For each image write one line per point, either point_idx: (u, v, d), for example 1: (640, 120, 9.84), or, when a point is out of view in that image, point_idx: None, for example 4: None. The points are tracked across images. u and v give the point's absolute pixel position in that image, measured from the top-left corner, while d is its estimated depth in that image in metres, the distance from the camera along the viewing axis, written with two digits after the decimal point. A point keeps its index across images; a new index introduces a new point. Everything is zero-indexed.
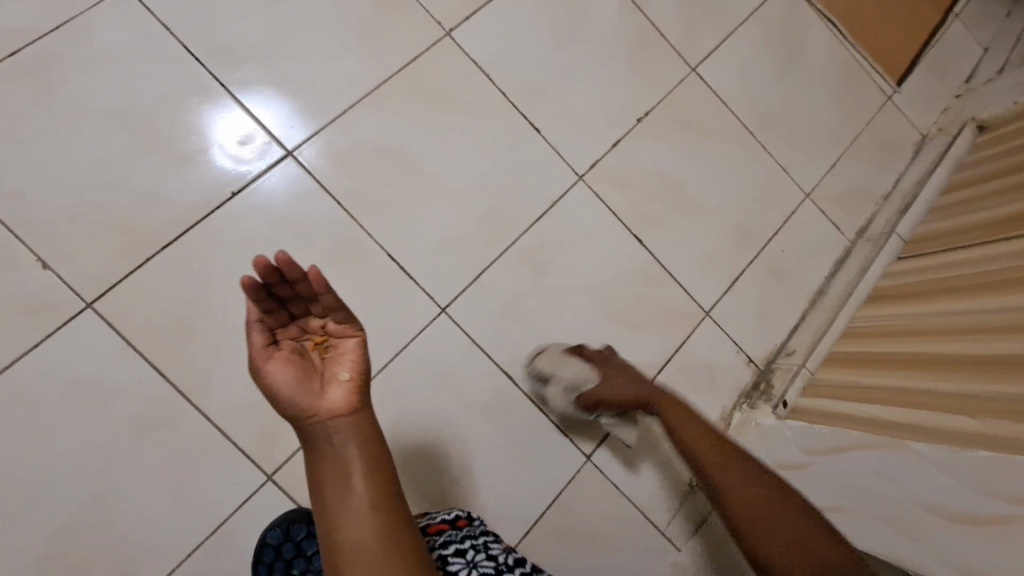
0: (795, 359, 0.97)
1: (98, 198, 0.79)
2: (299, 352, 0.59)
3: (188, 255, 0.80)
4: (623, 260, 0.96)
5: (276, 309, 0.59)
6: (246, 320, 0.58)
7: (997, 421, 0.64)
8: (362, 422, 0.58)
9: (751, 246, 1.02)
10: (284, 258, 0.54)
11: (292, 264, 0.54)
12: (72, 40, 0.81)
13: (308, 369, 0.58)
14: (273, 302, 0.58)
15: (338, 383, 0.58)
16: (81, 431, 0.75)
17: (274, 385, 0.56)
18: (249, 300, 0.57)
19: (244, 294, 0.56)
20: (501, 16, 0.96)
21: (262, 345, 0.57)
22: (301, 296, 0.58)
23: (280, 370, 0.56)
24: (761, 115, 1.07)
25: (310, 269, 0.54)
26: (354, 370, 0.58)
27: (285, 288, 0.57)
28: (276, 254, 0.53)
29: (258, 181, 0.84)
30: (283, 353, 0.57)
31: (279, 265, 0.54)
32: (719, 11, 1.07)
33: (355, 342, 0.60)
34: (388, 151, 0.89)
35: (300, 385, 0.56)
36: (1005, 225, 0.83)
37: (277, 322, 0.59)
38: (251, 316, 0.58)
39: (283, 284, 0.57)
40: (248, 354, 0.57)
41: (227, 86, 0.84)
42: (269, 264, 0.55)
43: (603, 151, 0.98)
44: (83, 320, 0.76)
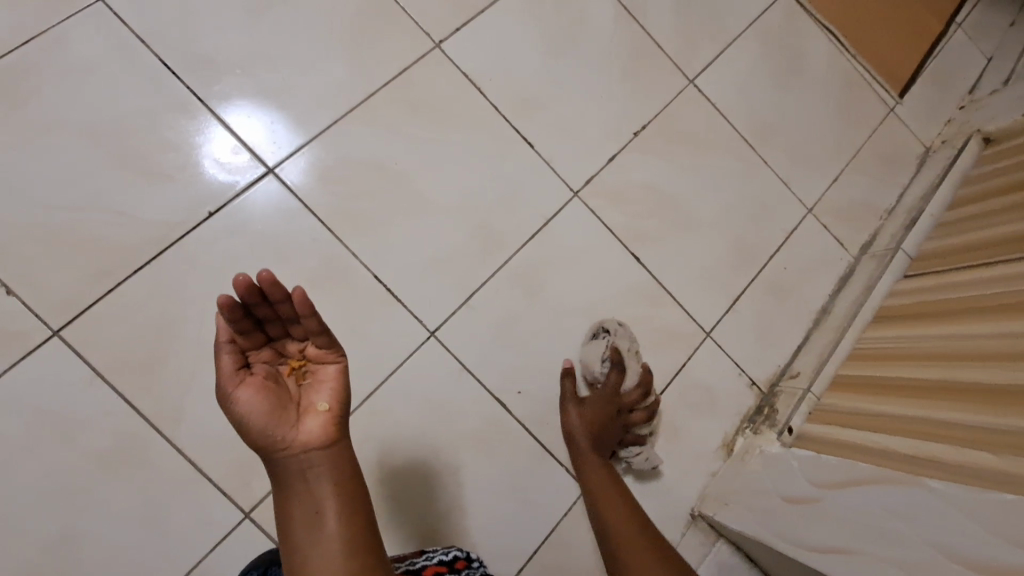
0: (800, 382, 0.93)
1: (67, 219, 0.75)
2: (274, 377, 0.57)
3: (162, 278, 0.76)
4: (621, 279, 0.92)
5: (251, 331, 0.57)
6: (218, 341, 0.55)
7: (1015, 458, 0.60)
8: (338, 453, 0.57)
9: (752, 263, 0.98)
10: (270, 279, 0.53)
11: (277, 285, 0.53)
12: (43, 53, 0.77)
13: (283, 397, 0.56)
14: (250, 324, 0.56)
15: (315, 412, 0.57)
16: (45, 467, 0.70)
17: (247, 414, 0.54)
18: (224, 320, 0.55)
19: (220, 314, 0.54)
20: (493, 27, 0.93)
21: (234, 369, 0.55)
22: (280, 318, 0.57)
23: (253, 398, 0.54)
24: (762, 129, 1.03)
25: (295, 292, 0.54)
26: (333, 399, 0.58)
27: (265, 308, 0.56)
28: (260, 274, 0.53)
29: (237, 200, 0.80)
30: (256, 379, 0.56)
31: (262, 285, 0.53)
32: (718, 22, 1.04)
33: (335, 369, 0.59)
34: (375, 166, 0.85)
35: (273, 414, 0.55)
36: (1014, 244, 0.80)
37: (250, 345, 0.57)
38: (222, 337, 0.55)
39: (263, 305, 0.56)
40: (217, 378, 0.55)
41: (207, 100, 0.81)
42: (251, 285, 0.54)
43: (599, 165, 0.94)
44: (48, 348, 0.72)
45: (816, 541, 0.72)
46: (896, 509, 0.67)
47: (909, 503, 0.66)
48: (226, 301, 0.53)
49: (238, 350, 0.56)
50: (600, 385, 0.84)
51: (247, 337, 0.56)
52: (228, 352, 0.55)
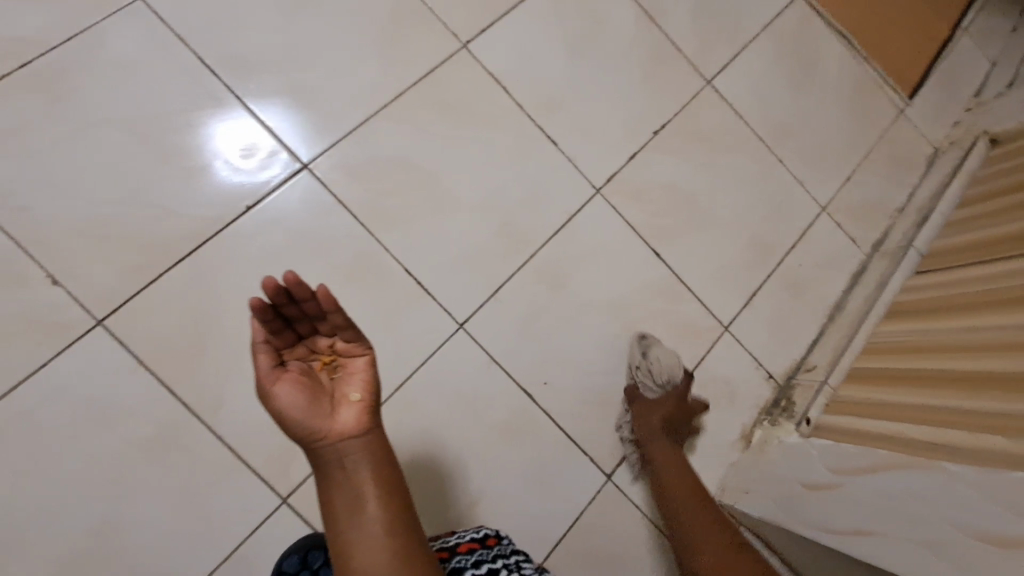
0: (816, 375, 0.96)
1: (109, 212, 0.77)
2: (307, 373, 0.57)
3: (201, 271, 0.78)
4: (641, 275, 0.95)
5: (283, 330, 0.57)
6: (251, 341, 0.56)
7: None
8: (375, 443, 0.56)
9: (768, 259, 1.01)
10: (295, 278, 0.54)
11: (302, 283, 0.54)
12: (86, 51, 0.79)
13: (317, 391, 0.56)
14: (280, 323, 0.57)
15: (349, 403, 0.57)
16: (90, 453, 0.72)
17: (283, 409, 0.54)
18: (255, 321, 0.56)
19: (251, 315, 0.55)
20: (517, 28, 0.95)
21: (269, 366, 0.56)
22: (308, 315, 0.58)
23: (288, 393, 0.55)
24: (776, 129, 1.06)
25: (321, 288, 0.54)
26: (365, 390, 0.57)
27: (293, 307, 0.56)
28: (284, 274, 0.53)
29: (273, 195, 0.82)
30: (290, 375, 0.56)
31: (288, 284, 0.54)
32: (734, 24, 1.07)
33: (365, 362, 0.59)
34: (406, 163, 0.87)
35: (308, 407, 0.55)
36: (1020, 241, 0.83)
37: (283, 344, 0.58)
38: (256, 337, 0.56)
39: (291, 304, 0.56)
40: (253, 376, 0.55)
41: (242, 97, 0.83)
42: (278, 284, 0.55)
43: (620, 164, 0.97)
44: (92, 338, 0.74)
45: (839, 524, 0.75)
46: (913, 491, 0.70)
47: (926, 485, 0.68)
48: (257, 302, 0.54)
49: (271, 349, 0.57)
50: (675, 388, 0.87)
51: (278, 335, 0.57)
52: (262, 351, 0.56)
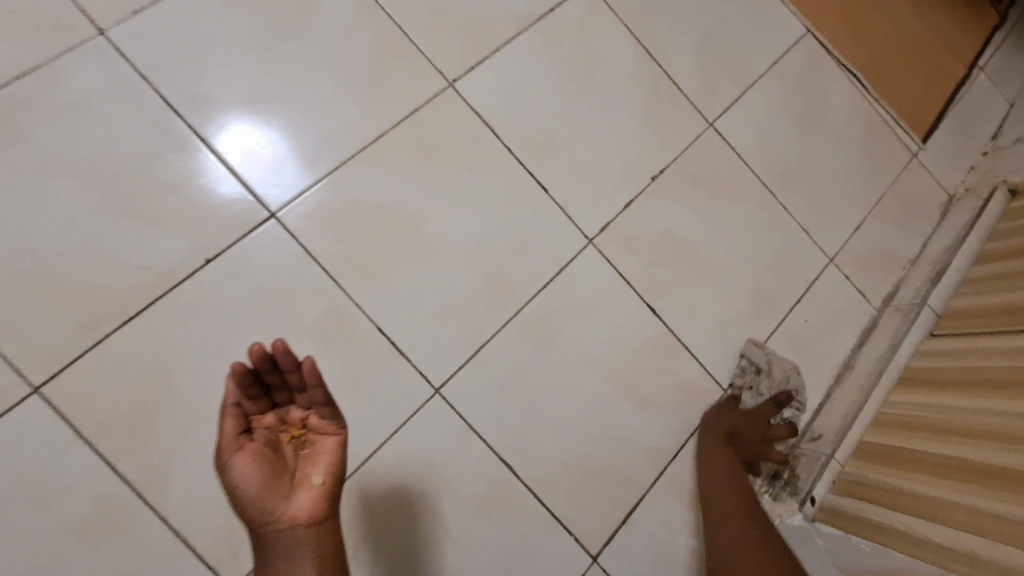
0: (822, 447, 0.89)
1: (54, 266, 0.70)
2: (274, 444, 0.55)
3: (154, 330, 0.72)
4: (636, 332, 0.87)
5: (257, 395, 0.55)
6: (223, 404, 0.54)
7: None
8: (325, 532, 0.55)
9: (772, 315, 0.94)
10: (285, 349, 0.51)
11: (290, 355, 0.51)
12: (32, 89, 0.73)
13: (278, 469, 0.54)
14: (257, 389, 0.54)
15: (309, 486, 0.55)
16: (20, 536, 0.65)
17: (239, 484, 0.53)
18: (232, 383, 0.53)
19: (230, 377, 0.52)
20: (509, 64, 0.89)
21: (235, 434, 0.54)
22: (288, 384, 0.55)
23: (247, 468, 0.53)
24: (783, 175, 1.00)
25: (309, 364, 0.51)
26: (328, 474, 0.56)
27: (275, 371, 0.53)
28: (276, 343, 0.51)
29: (235, 246, 0.75)
30: (254, 448, 0.54)
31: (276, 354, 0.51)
32: (738, 63, 1.01)
33: (334, 442, 0.57)
34: (382, 210, 0.81)
35: (266, 487, 0.53)
36: None
37: (254, 408, 0.56)
38: (229, 400, 0.54)
39: (273, 372, 0.54)
40: (216, 442, 0.53)
41: (208, 139, 0.77)
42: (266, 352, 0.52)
43: (615, 212, 0.90)
44: (27, 406, 0.67)
45: None
46: None
47: None
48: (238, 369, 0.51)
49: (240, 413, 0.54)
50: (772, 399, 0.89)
51: (252, 401, 0.55)
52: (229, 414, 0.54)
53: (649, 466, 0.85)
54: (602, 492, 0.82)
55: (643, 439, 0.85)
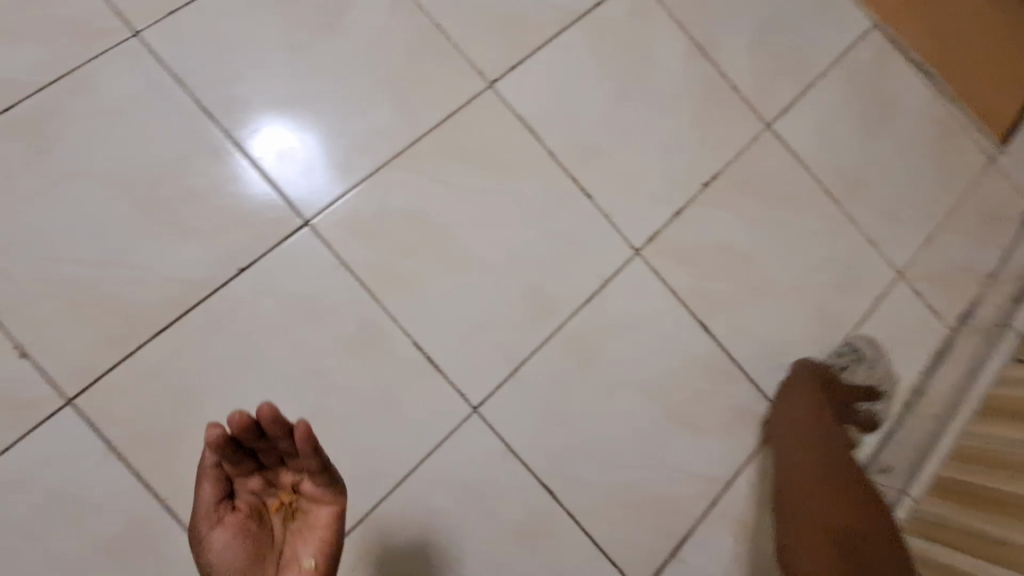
0: (893, 481, 0.84)
1: (88, 274, 0.69)
2: (257, 515, 0.55)
3: (186, 342, 0.70)
4: (686, 351, 0.82)
5: (243, 461, 0.54)
6: (206, 471, 0.54)
7: None
8: None
9: (834, 333, 0.87)
10: (271, 413, 0.51)
11: (278, 420, 0.52)
12: (70, 94, 0.71)
13: (263, 542, 0.54)
14: (242, 455, 0.54)
15: (298, 565, 0.54)
16: (52, 551, 0.64)
17: (221, 558, 0.52)
18: (215, 450, 0.53)
19: (210, 444, 0.53)
20: (552, 64, 0.84)
21: (218, 503, 0.54)
22: (276, 451, 0.54)
23: (229, 540, 0.53)
24: (847, 181, 0.92)
25: (300, 430, 0.51)
26: (319, 551, 0.54)
27: (259, 441, 0.53)
28: (261, 408, 0.51)
29: (269, 255, 0.73)
30: (238, 518, 0.54)
31: (264, 420, 0.52)
32: (799, 60, 0.94)
33: (328, 514, 0.55)
34: (418, 218, 0.77)
35: (250, 563, 0.53)
36: None
37: (239, 473, 0.55)
38: (212, 467, 0.54)
39: (260, 439, 0.53)
40: (199, 511, 0.53)
41: (242, 143, 0.74)
42: (251, 419, 0.52)
43: (664, 220, 0.84)
44: (61, 418, 0.66)
45: None
46: None
47: None
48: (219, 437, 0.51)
49: (223, 482, 0.54)
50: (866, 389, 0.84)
51: (236, 467, 0.54)
52: (210, 483, 0.54)
53: (699, 496, 0.79)
54: (647, 523, 0.77)
55: (693, 466, 0.79)
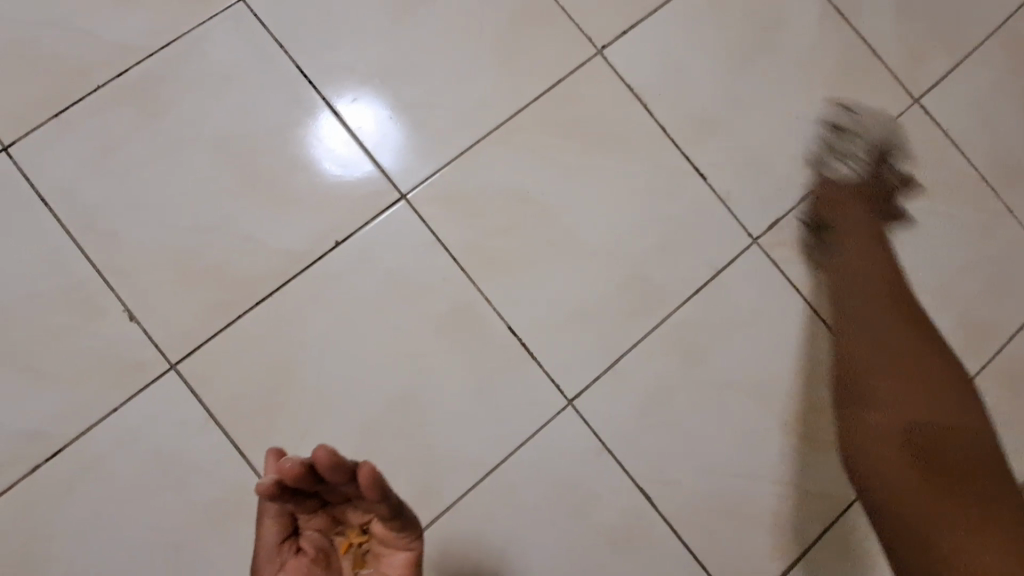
0: None
1: (192, 241, 0.69)
2: (324, 558, 0.47)
3: (283, 313, 0.69)
4: (806, 352, 0.73)
5: (302, 501, 0.46)
6: (260, 510, 0.47)
7: None
8: None
9: (983, 344, 0.75)
10: (329, 458, 0.43)
11: (338, 468, 0.43)
12: (179, 59, 0.71)
13: None
14: (299, 495, 0.46)
15: None
16: (155, 512, 0.65)
17: None
18: (267, 493, 0.45)
19: (263, 486, 0.45)
20: (667, 30, 0.77)
21: (279, 545, 0.47)
22: (339, 491, 0.46)
23: None
24: (1006, 168, 0.79)
25: (362, 477, 0.42)
26: None
27: (317, 485, 0.45)
28: (316, 453, 0.42)
29: (365, 229, 0.70)
30: (302, 563, 0.47)
31: (320, 466, 0.43)
32: (954, 27, 0.81)
33: (404, 559, 0.48)
34: (517, 195, 0.72)
35: None
36: None
37: (300, 511, 0.47)
38: (266, 505, 0.47)
39: (318, 481, 0.45)
40: (258, 554, 0.47)
41: (341, 111, 0.72)
42: (306, 461, 0.44)
43: (787, 206, 0.75)
44: (166, 382, 0.67)
45: None
46: None
47: None
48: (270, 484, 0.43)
49: (283, 524, 0.47)
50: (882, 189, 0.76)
51: (295, 507, 0.47)
52: (269, 525, 0.47)
53: (814, 515, 0.71)
54: (753, 541, 0.70)
55: (806, 481, 0.71)
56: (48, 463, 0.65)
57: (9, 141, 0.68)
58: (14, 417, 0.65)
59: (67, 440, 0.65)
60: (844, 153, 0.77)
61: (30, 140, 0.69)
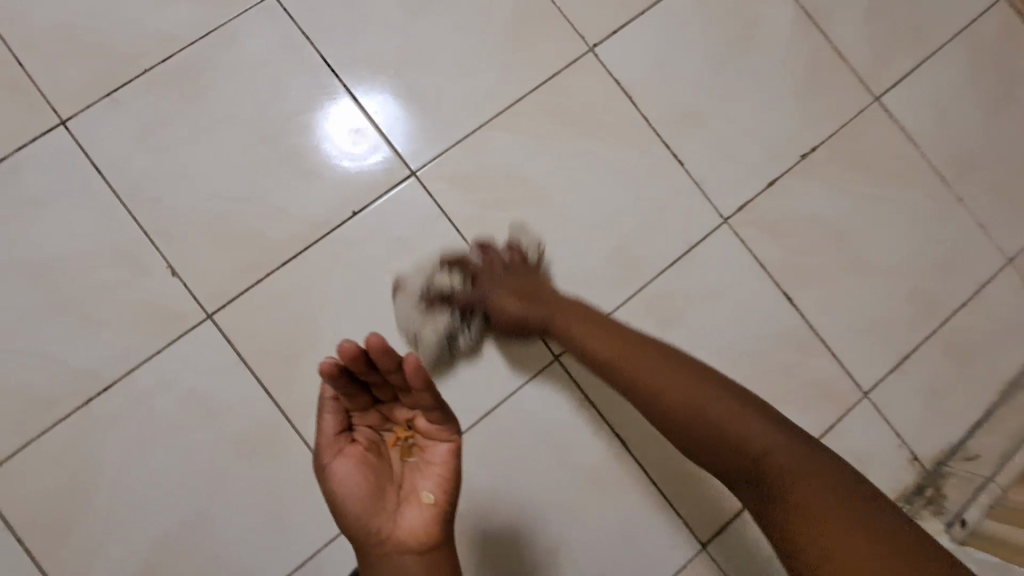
0: (979, 468, 0.79)
1: (227, 208, 0.78)
2: (375, 447, 0.58)
3: (306, 274, 0.78)
4: (768, 321, 0.82)
5: (359, 395, 0.57)
6: (324, 402, 0.57)
7: None
8: (439, 554, 0.57)
9: (930, 316, 0.84)
10: (381, 347, 0.52)
11: (388, 354, 0.52)
12: (217, 47, 0.80)
13: (383, 472, 0.57)
14: (357, 388, 0.57)
15: (417, 497, 0.57)
16: (190, 444, 0.75)
17: (344, 485, 0.56)
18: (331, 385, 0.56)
19: (325, 378, 0.55)
20: (654, 30, 0.85)
21: (337, 434, 0.57)
22: (390, 385, 0.57)
23: (351, 470, 0.56)
24: (959, 160, 0.88)
25: (408, 362, 0.52)
26: (435, 484, 0.57)
27: (372, 377, 0.56)
28: (368, 340, 0.51)
29: (378, 201, 0.79)
30: (357, 450, 0.57)
31: (373, 353, 0.52)
32: (916, 32, 0.89)
33: (444, 449, 0.58)
34: (515, 175, 0.81)
35: (372, 491, 0.56)
36: None
37: (356, 406, 0.59)
38: (330, 398, 0.57)
39: (373, 374, 0.55)
40: (319, 441, 0.57)
41: (358, 97, 0.81)
42: (360, 354, 0.53)
43: (756, 190, 0.84)
44: (202, 330, 0.76)
45: None
46: None
47: None
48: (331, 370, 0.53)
49: (342, 415, 0.58)
50: (500, 262, 0.77)
51: (353, 400, 0.57)
52: (331, 416, 0.57)
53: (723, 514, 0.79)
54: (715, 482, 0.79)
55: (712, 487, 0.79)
56: (99, 397, 0.74)
57: (67, 116, 0.78)
58: (70, 357, 0.75)
59: (114, 378, 0.75)
60: (467, 303, 0.76)
61: (85, 116, 0.78)
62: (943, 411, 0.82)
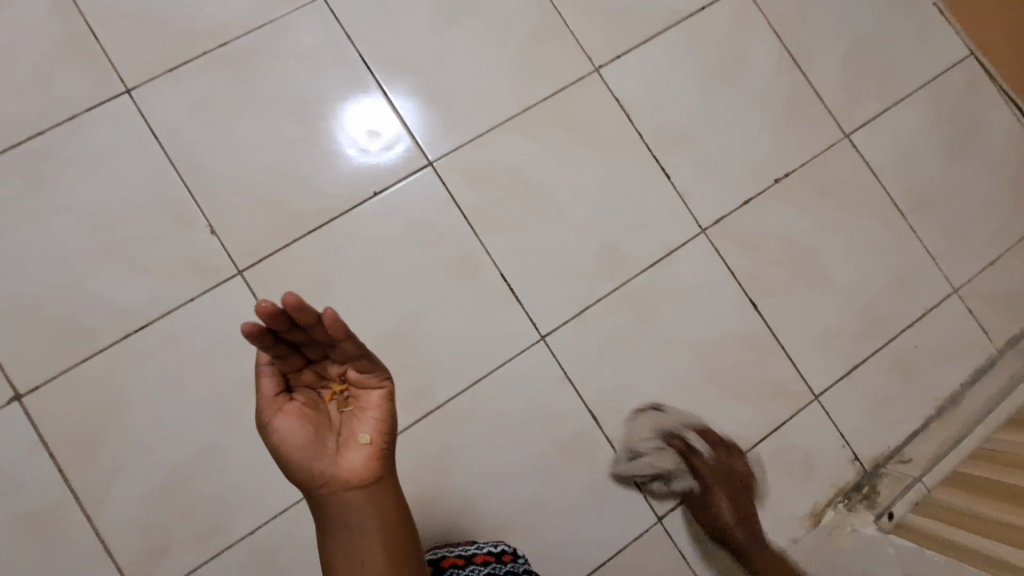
0: (911, 470, 0.89)
1: (263, 178, 0.88)
2: (314, 403, 0.56)
3: (326, 243, 0.88)
4: (735, 323, 0.91)
5: (289, 354, 0.55)
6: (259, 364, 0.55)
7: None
8: (382, 492, 0.56)
9: (879, 332, 0.93)
10: (296, 303, 0.49)
11: (303, 308, 0.49)
12: (268, 37, 0.91)
13: (322, 426, 0.55)
14: (284, 347, 0.54)
15: (357, 443, 0.55)
16: (210, 383, 0.84)
17: (285, 442, 0.54)
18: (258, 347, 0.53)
19: (251, 340, 0.52)
20: (654, 57, 0.96)
21: (275, 393, 0.55)
22: (316, 341, 0.54)
23: (291, 426, 0.54)
24: (917, 196, 0.98)
25: (325, 314, 0.49)
26: (373, 429, 0.55)
27: (297, 334, 0.53)
28: (283, 298, 0.48)
29: (397, 185, 0.90)
30: (296, 407, 0.55)
31: (288, 309, 0.49)
32: (888, 80, 1.00)
33: (378, 396, 0.56)
34: (520, 173, 0.91)
35: (312, 444, 0.54)
36: None
37: (292, 366, 0.56)
38: (264, 361, 0.55)
39: (296, 330, 0.53)
40: (258, 401, 0.55)
41: (388, 93, 0.92)
42: (276, 309, 0.50)
43: (733, 206, 0.94)
44: (231, 284, 0.86)
45: None
46: None
47: None
48: (252, 329, 0.51)
49: (279, 375, 0.56)
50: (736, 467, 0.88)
51: (285, 360, 0.55)
52: (268, 377, 0.55)
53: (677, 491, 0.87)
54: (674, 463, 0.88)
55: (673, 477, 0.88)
56: (134, 334, 0.84)
57: (132, 85, 0.88)
58: (113, 296, 0.84)
59: (150, 318, 0.84)
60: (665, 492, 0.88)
61: (148, 87, 0.88)
62: (885, 418, 0.91)
